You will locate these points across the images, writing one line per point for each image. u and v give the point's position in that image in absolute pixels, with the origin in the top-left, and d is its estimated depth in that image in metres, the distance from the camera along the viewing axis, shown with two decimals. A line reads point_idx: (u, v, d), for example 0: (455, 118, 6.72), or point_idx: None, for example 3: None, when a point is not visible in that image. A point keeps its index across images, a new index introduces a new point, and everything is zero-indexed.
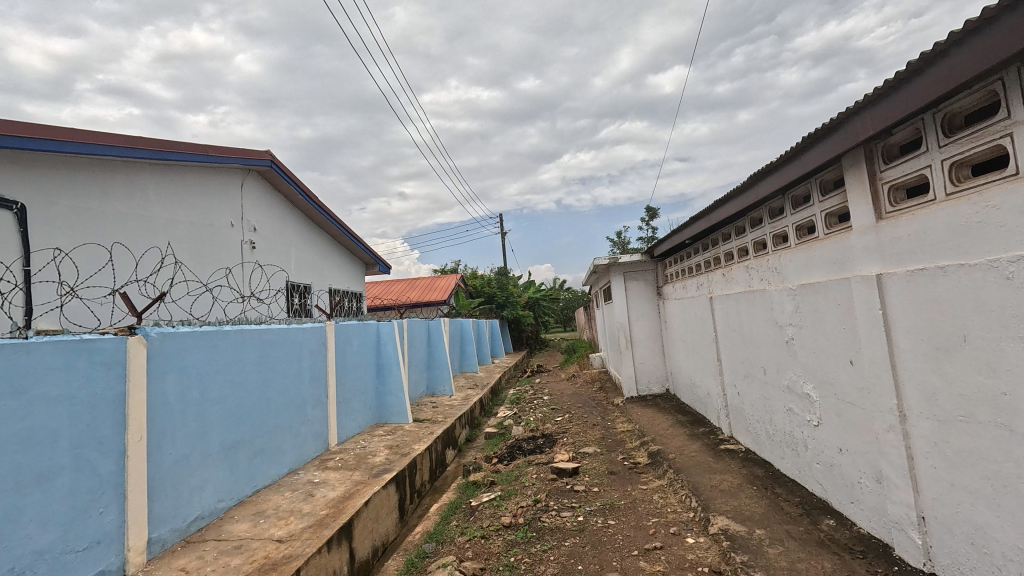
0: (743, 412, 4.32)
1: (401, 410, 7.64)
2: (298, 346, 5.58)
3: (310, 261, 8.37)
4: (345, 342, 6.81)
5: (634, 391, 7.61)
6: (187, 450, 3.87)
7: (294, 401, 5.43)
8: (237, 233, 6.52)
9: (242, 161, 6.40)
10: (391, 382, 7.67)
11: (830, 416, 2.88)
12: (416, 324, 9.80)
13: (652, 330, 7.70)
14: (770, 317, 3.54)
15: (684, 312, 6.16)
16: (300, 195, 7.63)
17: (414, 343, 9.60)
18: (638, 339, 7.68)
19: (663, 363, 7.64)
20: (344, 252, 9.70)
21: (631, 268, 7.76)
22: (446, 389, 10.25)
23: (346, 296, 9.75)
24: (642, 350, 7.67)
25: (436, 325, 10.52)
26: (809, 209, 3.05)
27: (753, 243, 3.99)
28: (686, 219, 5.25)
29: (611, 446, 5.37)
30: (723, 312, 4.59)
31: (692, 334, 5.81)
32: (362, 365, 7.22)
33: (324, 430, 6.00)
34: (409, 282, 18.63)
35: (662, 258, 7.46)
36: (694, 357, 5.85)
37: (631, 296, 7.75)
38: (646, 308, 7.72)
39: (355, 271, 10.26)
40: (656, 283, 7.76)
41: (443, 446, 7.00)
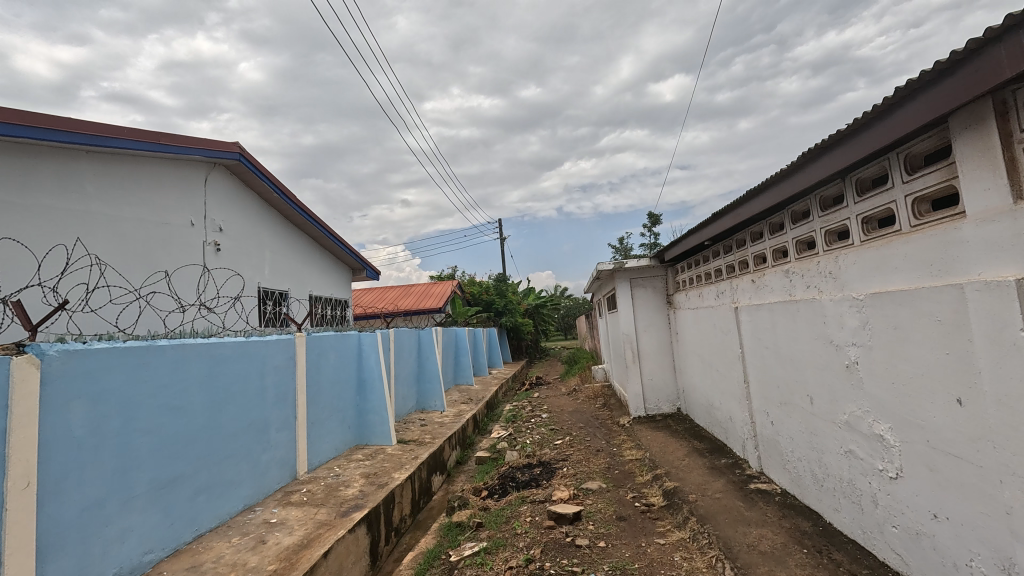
0: (779, 446, 3.59)
1: (383, 430, 6.91)
2: (260, 361, 4.87)
3: (288, 265, 7.66)
4: (320, 356, 6.10)
5: (642, 410, 6.89)
6: (102, 494, 3.16)
7: (254, 425, 4.71)
8: (199, 233, 5.83)
9: (204, 152, 5.72)
10: (373, 399, 6.94)
11: (917, 469, 2.16)
12: (405, 335, 9.11)
13: (661, 343, 6.98)
14: (821, 335, 2.82)
15: (700, 324, 5.43)
16: (275, 193, 6.96)
17: (402, 356, 8.89)
18: (646, 352, 6.96)
19: (674, 379, 6.92)
20: (327, 256, 9.01)
21: (639, 274, 7.06)
22: (438, 405, 9.55)
23: (330, 303, 9.05)
24: (651, 365, 6.95)
25: (426, 336, 9.82)
26: (882, 194, 2.35)
27: (794, 243, 3.28)
28: (706, 217, 4.55)
29: (618, 480, 4.62)
30: (752, 325, 3.88)
31: (711, 349, 5.08)
32: (339, 381, 6.50)
33: (291, 458, 5.28)
34: (404, 289, 17.93)
35: (673, 263, 6.76)
36: (712, 376, 5.13)
37: (638, 305, 7.04)
38: (655, 319, 7.01)
39: (341, 276, 9.56)
40: (666, 291, 7.05)
41: (428, 472, 6.27)
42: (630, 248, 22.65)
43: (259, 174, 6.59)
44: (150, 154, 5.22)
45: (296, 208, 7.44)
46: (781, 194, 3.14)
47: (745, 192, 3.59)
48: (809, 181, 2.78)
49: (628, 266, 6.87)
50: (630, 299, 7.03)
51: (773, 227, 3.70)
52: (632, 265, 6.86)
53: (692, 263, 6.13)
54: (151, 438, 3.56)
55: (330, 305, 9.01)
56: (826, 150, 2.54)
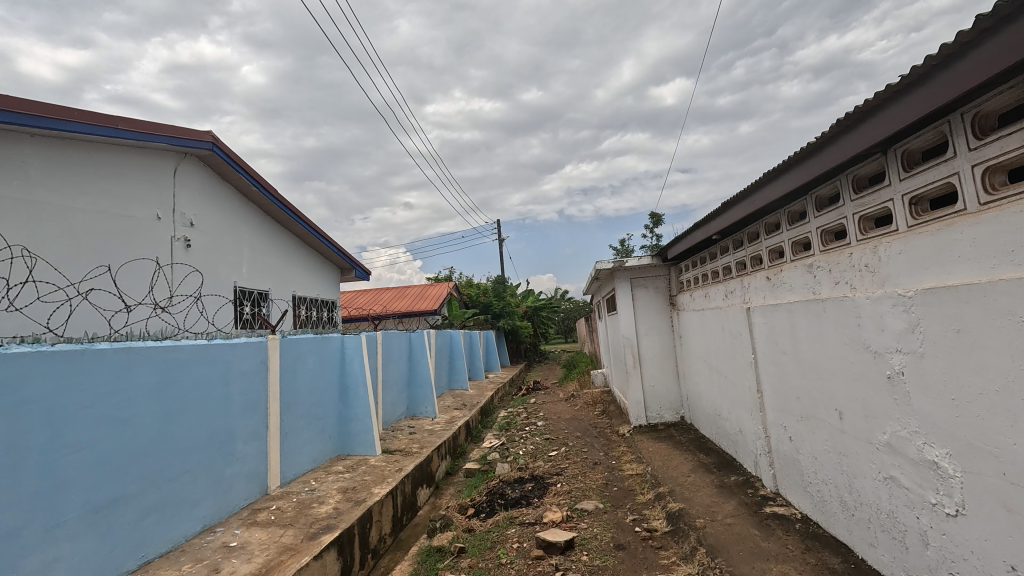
0: (799, 466, 3.16)
1: (367, 439, 6.48)
2: (224, 366, 4.45)
3: (269, 263, 7.26)
4: (297, 360, 5.68)
5: (643, 418, 6.46)
6: (19, 521, 2.74)
7: (217, 437, 4.30)
8: (167, 227, 5.43)
9: (171, 140, 5.32)
10: (356, 406, 6.51)
11: (990, 509, 1.72)
12: (394, 338, 8.68)
13: (664, 347, 6.55)
14: (855, 339, 2.40)
15: (707, 327, 5.01)
16: (254, 186, 6.57)
17: (391, 359, 8.46)
18: (647, 357, 6.53)
19: (677, 385, 6.48)
20: (312, 255, 8.60)
21: (640, 274, 6.64)
22: (430, 411, 9.11)
23: (315, 304, 8.62)
24: (652, 371, 6.52)
25: (417, 339, 9.39)
26: (945, 166, 1.95)
27: (819, 234, 2.87)
28: (715, 208, 4.14)
29: (617, 499, 4.17)
30: (767, 327, 3.45)
31: (718, 354, 4.66)
32: (319, 387, 6.07)
33: (262, 471, 4.85)
34: (399, 291, 17.51)
35: (677, 261, 6.35)
36: (720, 384, 4.70)
37: (639, 306, 6.61)
38: (657, 321, 6.59)
39: (327, 276, 9.15)
40: (668, 292, 6.63)
41: (414, 486, 5.83)
42: (631, 249, 22.24)
43: (236, 166, 6.20)
44: (108, 141, 4.82)
45: (278, 203, 7.05)
46: (806, 175, 2.74)
47: (762, 175, 3.18)
48: (845, 154, 2.38)
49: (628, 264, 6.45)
50: (631, 299, 6.60)
51: (792, 217, 3.29)
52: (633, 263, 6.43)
53: (698, 260, 5.71)
54: (87, 454, 3.14)
55: (315, 307, 8.59)
56: (876, 111, 2.15)
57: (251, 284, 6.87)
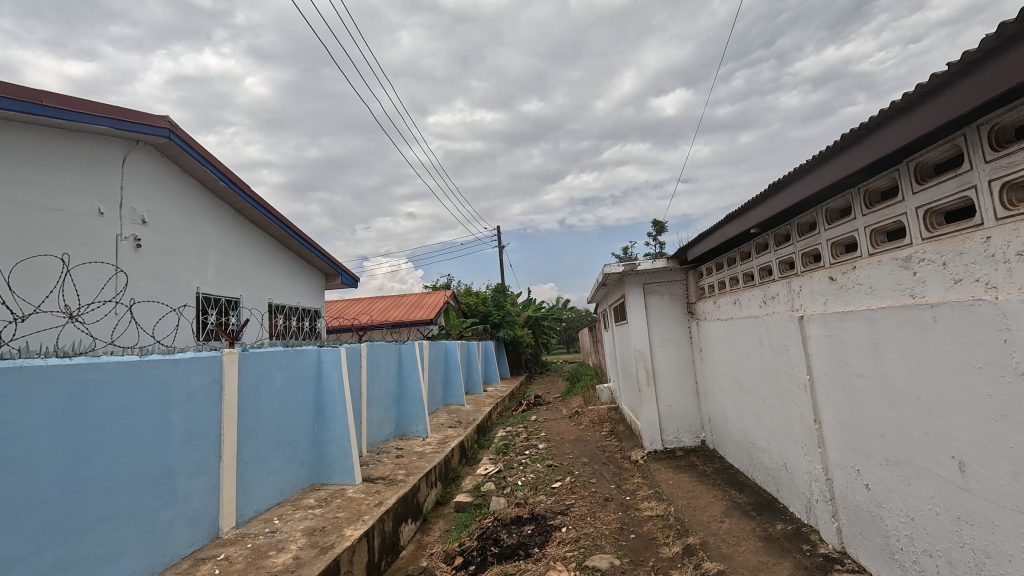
0: (882, 526, 2.40)
1: (345, 466, 5.72)
2: (162, 387, 3.71)
3: (241, 268, 6.57)
4: (264, 377, 4.94)
5: (658, 442, 5.70)
6: None
7: (149, 474, 3.55)
8: (113, 223, 4.73)
9: (116, 124, 4.63)
10: (333, 428, 5.76)
11: None
12: (381, 351, 7.93)
13: (681, 361, 5.80)
14: (1000, 362, 1.68)
15: (737, 340, 4.27)
16: (220, 179, 5.87)
17: (377, 374, 7.70)
18: (662, 372, 5.79)
19: (697, 405, 5.73)
20: (292, 259, 7.90)
21: (653, 279, 5.91)
22: (421, 430, 8.34)
23: (295, 314, 7.89)
24: (669, 388, 5.76)
25: (407, 351, 8.62)
26: None
27: (932, 214, 2.17)
28: (754, 195, 3.41)
29: (635, 551, 3.39)
30: (829, 342, 2.72)
31: (754, 373, 3.91)
32: (289, 407, 5.33)
33: (211, 511, 4.09)
34: (395, 299, 16.80)
35: (696, 264, 5.62)
36: (756, 408, 3.95)
37: (652, 315, 5.88)
38: (673, 332, 5.85)
39: (310, 283, 8.44)
40: (686, 300, 5.89)
41: (396, 522, 5.05)
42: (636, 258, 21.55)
43: (198, 157, 5.52)
44: (32, 119, 4.13)
45: (250, 201, 6.36)
46: (913, 133, 2.04)
47: (832, 142, 2.48)
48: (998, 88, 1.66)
49: (640, 268, 5.71)
50: (644, 307, 5.87)
51: (871, 195, 2.62)
52: (645, 267, 5.71)
53: (719, 262, 4.99)
54: None
55: (295, 316, 7.85)
56: None
57: (220, 290, 6.15)
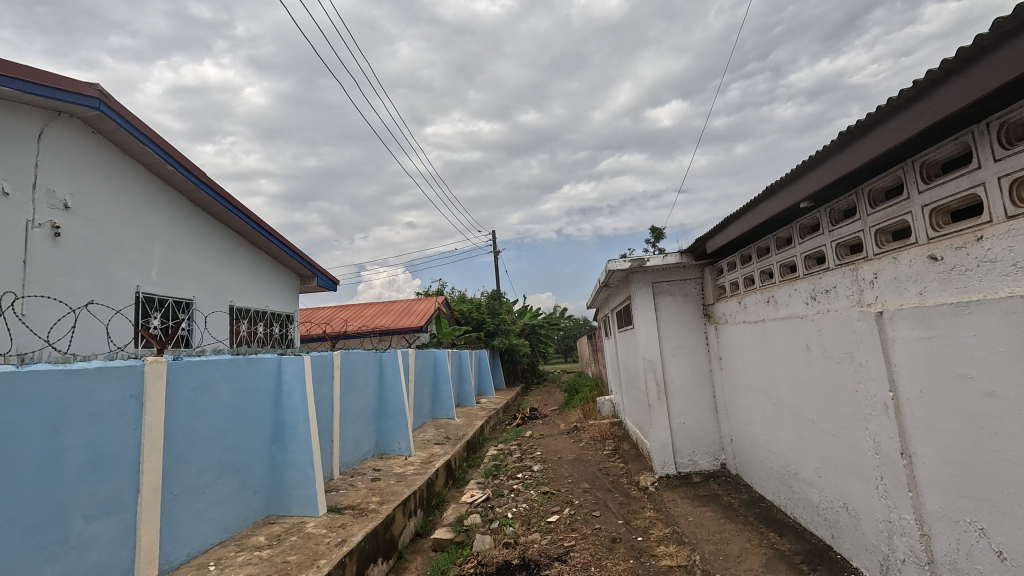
0: None
1: (307, 495, 4.89)
2: (53, 406, 2.93)
3: (194, 265, 5.78)
4: (208, 391, 4.16)
5: (671, 466, 4.92)
6: None
7: (29, 518, 2.76)
8: (23, 207, 3.95)
9: (27, 87, 3.89)
10: (294, 449, 4.95)
11: None
12: (358, 360, 7.13)
13: (695, 371, 5.04)
14: None
15: (773, 347, 3.50)
16: (164, 160, 5.11)
17: (352, 386, 6.90)
18: (674, 385, 5.02)
19: (716, 422, 4.96)
20: (259, 258, 7.14)
21: (663, 278, 5.16)
22: (403, 448, 7.53)
23: (262, 319, 7.10)
24: (682, 403, 4.99)
25: (389, 361, 7.82)
26: None
27: None
28: (807, 158, 2.66)
29: None
30: (934, 350, 1.96)
31: (801, 388, 3.14)
32: (239, 426, 4.52)
33: (123, 561, 3.28)
34: (384, 306, 16.02)
35: (714, 258, 4.87)
36: (802, 432, 3.18)
37: (662, 318, 5.12)
38: (687, 338, 5.09)
39: (281, 285, 7.66)
40: (702, 301, 5.13)
41: (361, 565, 4.22)
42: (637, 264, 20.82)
43: (137, 134, 4.78)
44: None
45: (204, 187, 5.61)
46: None
47: (959, 50, 1.77)
48: None
49: (648, 263, 4.97)
50: (653, 309, 5.12)
51: (1005, 132, 1.88)
52: (655, 263, 4.96)
53: (740, 256, 4.23)
54: None
55: (262, 321, 7.06)
56: None
57: (168, 290, 5.36)
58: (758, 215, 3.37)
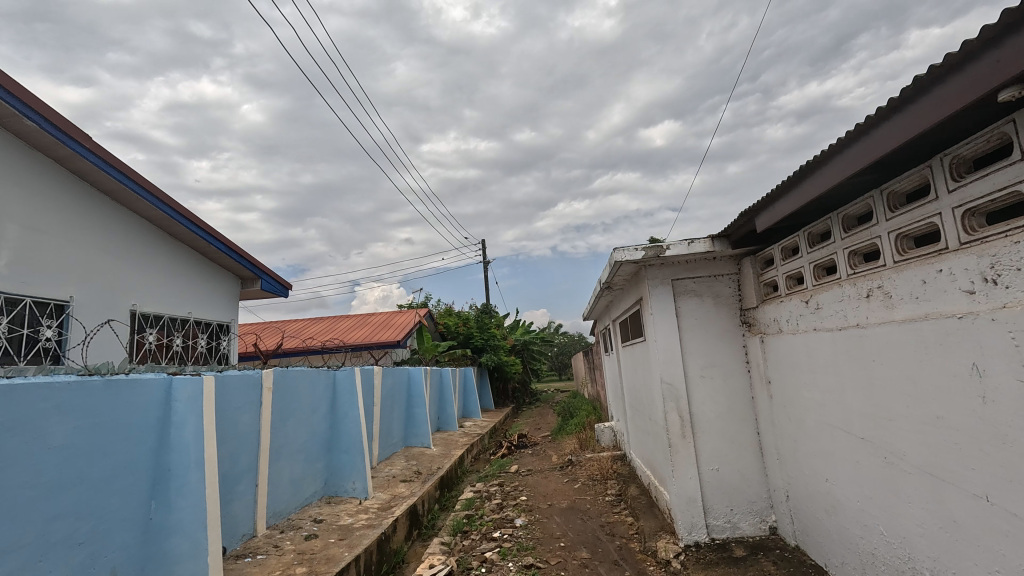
0: None
1: (195, 571, 3.53)
2: None
3: (74, 256, 4.45)
4: (27, 429, 2.83)
5: (701, 530, 3.59)
6: None
7: None
8: None
9: None
10: (180, 508, 3.57)
11: None
12: (301, 380, 5.76)
13: (730, 398, 3.73)
14: None
15: (883, 367, 2.22)
16: (19, 108, 3.81)
17: (291, 413, 5.52)
18: (702, 417, 3.72)
19: (761, 469, 3.64)
20: (179, 252, 5.80)
21: (686, 274, 3.89)
22: (358, 489, 6.14)
23: (180, 329, 5.71)
24: (715, 443, 3.69)
25: (343, 381, 6.45)
26: None
27: None
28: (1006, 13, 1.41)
29: None
30: None
31: (953, 439, 1.87)
32: (86, 481, 3.15)
33: None
34: (361, 319, 14.66)
35: (757, 246, 3.61)
36: (953, 513, 1.90)
37: (684, 327, 3.84)
38: (720, 353, 3.80)
39: (212, 288, 6.31)
40: (738, 305, 3.85)
41: None
42: None
43: None
44: None
45: (83, 152, 4.31)
46: None
47: None
48: None
49: (667, 253, 3.69)
50: (673, 315, 3.84)
51: None
52: (678, 253, 3.68)
53: (800, 236, 2.98)
54: None
55: (181, 332, 5.69)
56: None
57: (26, 288, 3.99)
58: (864, 152, 2.12)
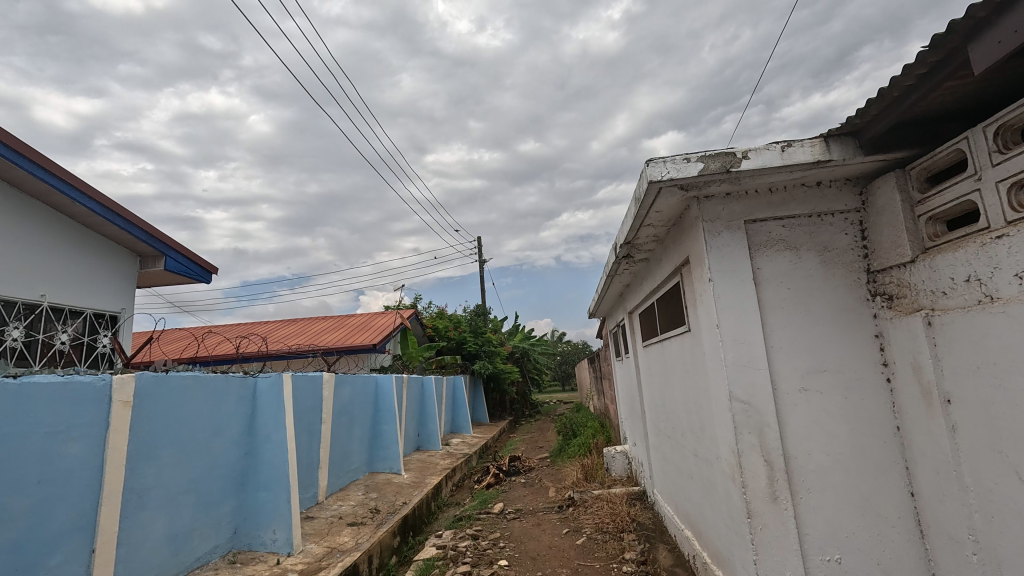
0: None
1: None
2: None
3: None
4: None
5: None
6: None
7: None
8: None
9: None
10: None
11: None
12: (194, 392, 4.12)
13: (856, 431, 2.08)
14: None
15: None
16: None
17: (174, 438, 3.88)
18: (806, 464, 2.07)
19: (921, 563, 1.97)
20: (32, 212, 4.15)
21: (769, 212, 2.27)
22: (279, 540, 4.48)
23: (24, 318, 4.01)
24: (831, 511, 2.03)
25: (266, 392, 4.80)
26: None
27: None
28: None
29: None
30: None
31: None
32: None
33: None
34: (338, 321, 12.98)
35: (916, 152, 1.98)
36: None
37: (768, 304, 2.21)
38: (833, 348, 2.15)
39: (81, 261, 4.58)
40: (863, 264, 2.21)
41: None
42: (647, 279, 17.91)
43: None
44: None
45: None
46: None
47: None
48: None
49: (742, 168, 2.05)
50: (747, 283, 2.21)
51: None
52: (762, 166, 2.05)
53: None
54: None
55: (24, 323, 4.00)
56: None
57: None
58: None
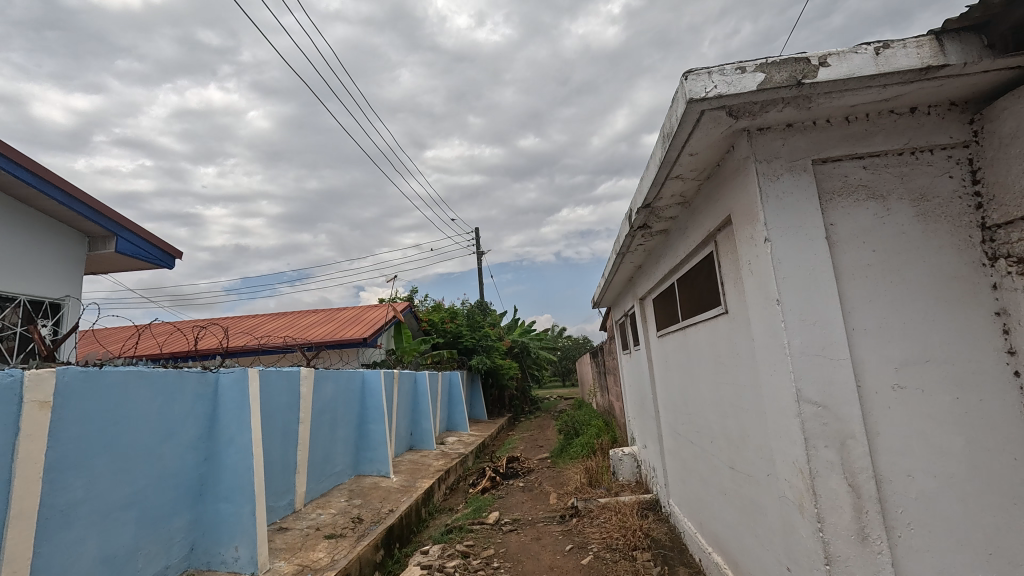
0: None
1: None
2: None
3: None
4: None
5: None
6: None
7: None
8: None
9: None
10: None
11: None
12: (136, 390, 3.54)
13: (973, 445, 1.52)
14: None
15: None
16: None
17: (111, 443, 3.30)
18: (905, 489, 1.51)
19: None
20: None
21: (846, 149, 1.68)
22: (241, 559, 3.91)
23: None
24: (943, 556, 1.47)
25: (229, 390, 4.23)
26: None
27: None
28: None
29: None
30: None
31: None
32: None
33: None
34: (327, 314, 12.41)
35: None
36: None
37: (846, 273, 1.63)
38: (937, 330, 1.58)
39: (12, 239, 3.97)
40: (975, 217, 1.63)
41: None
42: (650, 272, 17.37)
43: None
44: None
45: None
46: None
47: None
48: None
49: (820, 79, 1.47)
50: (818, 243, 1.64)
51: None
52: (850, 75, 1.46)
53: None
54: None
55: None
56: None
57: None
58: None
